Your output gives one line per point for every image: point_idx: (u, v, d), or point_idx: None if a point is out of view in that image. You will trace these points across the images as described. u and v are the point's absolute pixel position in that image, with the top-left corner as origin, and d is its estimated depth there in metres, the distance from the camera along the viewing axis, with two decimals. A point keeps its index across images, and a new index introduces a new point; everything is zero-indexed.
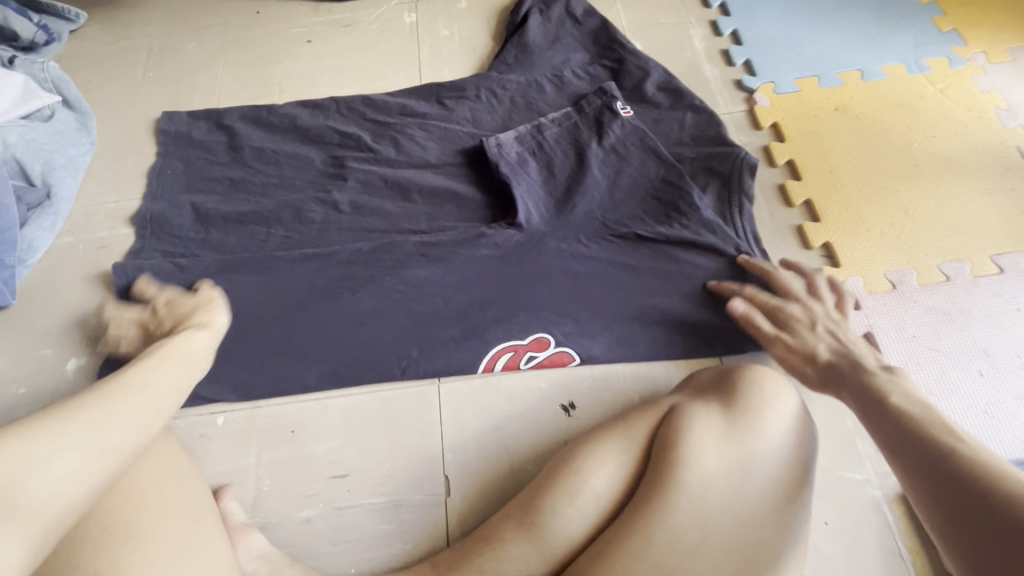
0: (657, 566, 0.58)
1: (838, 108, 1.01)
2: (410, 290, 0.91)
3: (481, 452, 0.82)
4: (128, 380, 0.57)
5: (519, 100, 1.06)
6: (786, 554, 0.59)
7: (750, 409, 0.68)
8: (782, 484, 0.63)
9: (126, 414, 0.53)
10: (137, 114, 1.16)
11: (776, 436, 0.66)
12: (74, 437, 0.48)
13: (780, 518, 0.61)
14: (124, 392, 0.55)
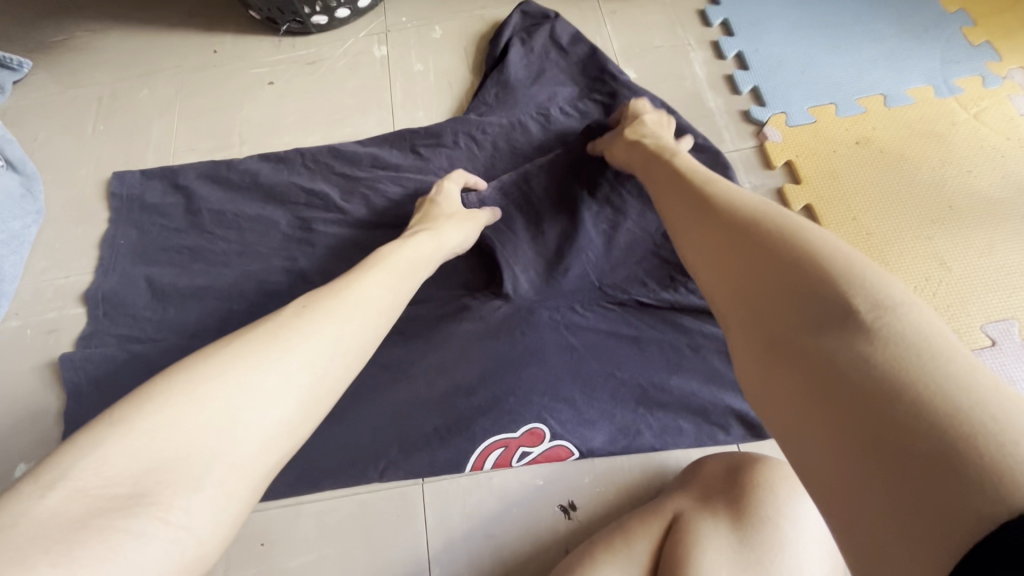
0: None
1: (859, 141, 0.90)
2: (388, 373, 0.81)
3: (472, 564, 0.73)
4: (299, 324, 0.51)
5: (501, 145, 0.95)
6: None
7: (767, 518, 0.59)
8: None
9: (273, 358, 0.47)
10: (87, 174, 1.06)
11: (799, 555, 0.57)
12: (235, 395, 0.44)
13: None
14: (287, 340, 0.49)
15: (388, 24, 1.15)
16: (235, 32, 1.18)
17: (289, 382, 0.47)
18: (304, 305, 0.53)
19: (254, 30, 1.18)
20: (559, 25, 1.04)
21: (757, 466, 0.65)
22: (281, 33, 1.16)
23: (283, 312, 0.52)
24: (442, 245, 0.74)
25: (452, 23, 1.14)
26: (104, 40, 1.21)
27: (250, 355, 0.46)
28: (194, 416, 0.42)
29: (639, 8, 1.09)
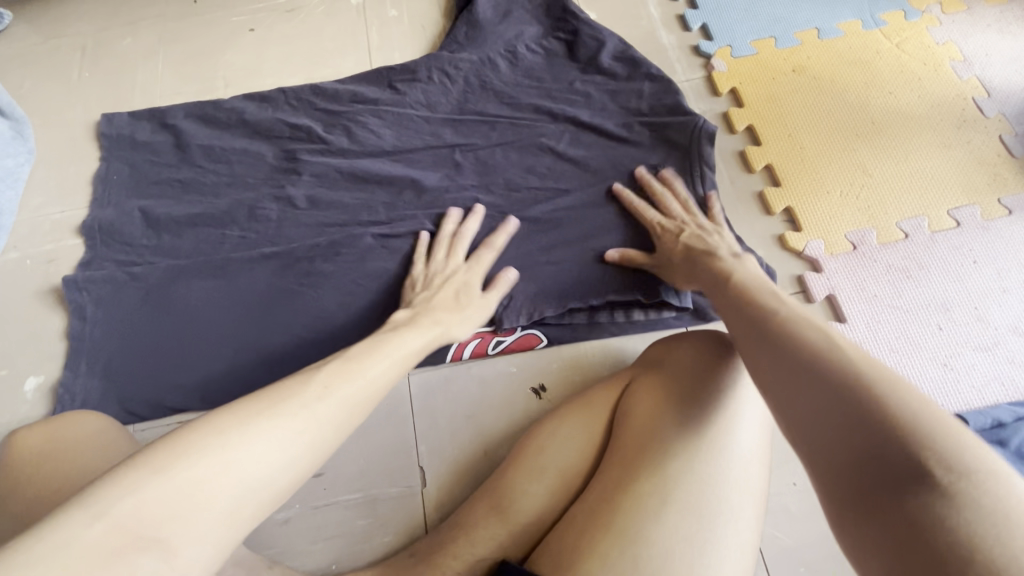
0: (606, 537, 0.59)
1: (796, 69, 0.99)
2: (374, 282, 0.90)
3: (454, 441, 0.81)
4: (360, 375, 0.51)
5: (472, 80, 1.03)
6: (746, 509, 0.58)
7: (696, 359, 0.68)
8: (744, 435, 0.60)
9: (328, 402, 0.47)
10: (76, 117, 1.10)
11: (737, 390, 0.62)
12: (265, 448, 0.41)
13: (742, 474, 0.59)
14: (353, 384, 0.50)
15: None
16: None
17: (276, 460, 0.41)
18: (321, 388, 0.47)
19: None
20: None
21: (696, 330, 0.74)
22: None
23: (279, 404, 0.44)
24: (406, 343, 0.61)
25: None
26: None
27: (265, 421, 0.42)
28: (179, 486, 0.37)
29: None
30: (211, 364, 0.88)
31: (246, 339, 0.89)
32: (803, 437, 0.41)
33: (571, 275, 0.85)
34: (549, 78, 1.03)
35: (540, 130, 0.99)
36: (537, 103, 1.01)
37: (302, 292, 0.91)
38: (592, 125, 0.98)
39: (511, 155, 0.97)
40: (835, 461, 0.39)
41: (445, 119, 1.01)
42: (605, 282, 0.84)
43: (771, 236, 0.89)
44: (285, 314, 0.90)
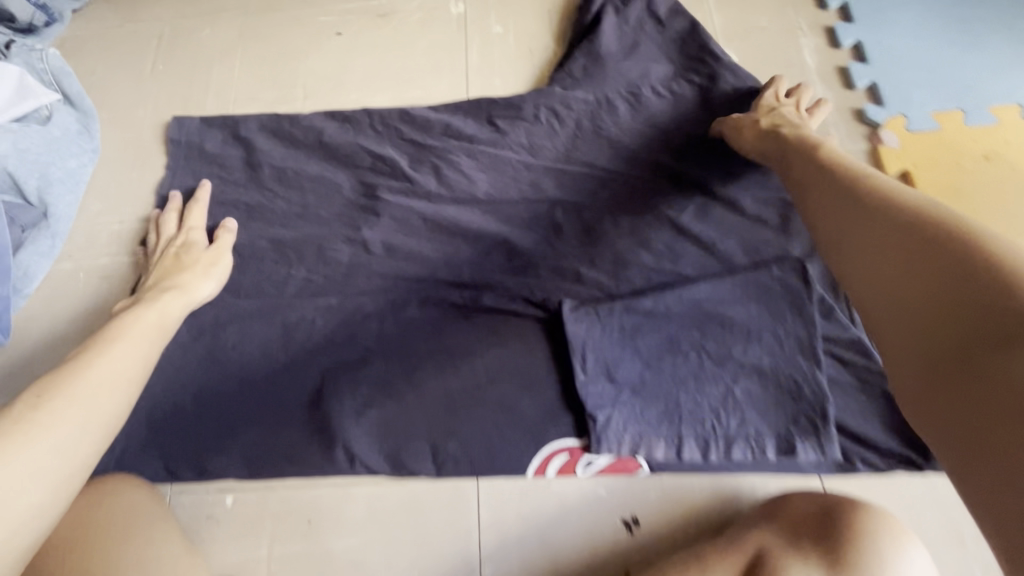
0: None
1: (987, 155, 0.80)
2: (449, 359, 0.78)
3: (524, 569, 0.70)
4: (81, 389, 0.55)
5: (585, 124, 0.88)
6: None
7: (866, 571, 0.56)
8: None
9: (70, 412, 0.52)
10: (146, 116, 1.01)
11: None
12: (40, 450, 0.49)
13: None
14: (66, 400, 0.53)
15: None
16: None
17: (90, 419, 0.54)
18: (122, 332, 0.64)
19: None
20: None
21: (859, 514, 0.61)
22: None
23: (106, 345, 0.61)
24: (190, 302, 0.76)
25: None
26: None
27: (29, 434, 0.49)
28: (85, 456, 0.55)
29: None
30: (257, 430, 0.77)
31: (300, 407, 0.77)
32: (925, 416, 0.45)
33: (684, 395, 0.73)
34: (678, 131, 0.87)
35: (660, 197, 0.84)
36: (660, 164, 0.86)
37: (368, 359, 0.79)
38: (723, 200, 0.83)
39: (623, 223, 0.83)
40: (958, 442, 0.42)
41: (549, 168, 0.87)
42: (727, 410, 0.71)
43: None
44: (345, 382, 0.78)
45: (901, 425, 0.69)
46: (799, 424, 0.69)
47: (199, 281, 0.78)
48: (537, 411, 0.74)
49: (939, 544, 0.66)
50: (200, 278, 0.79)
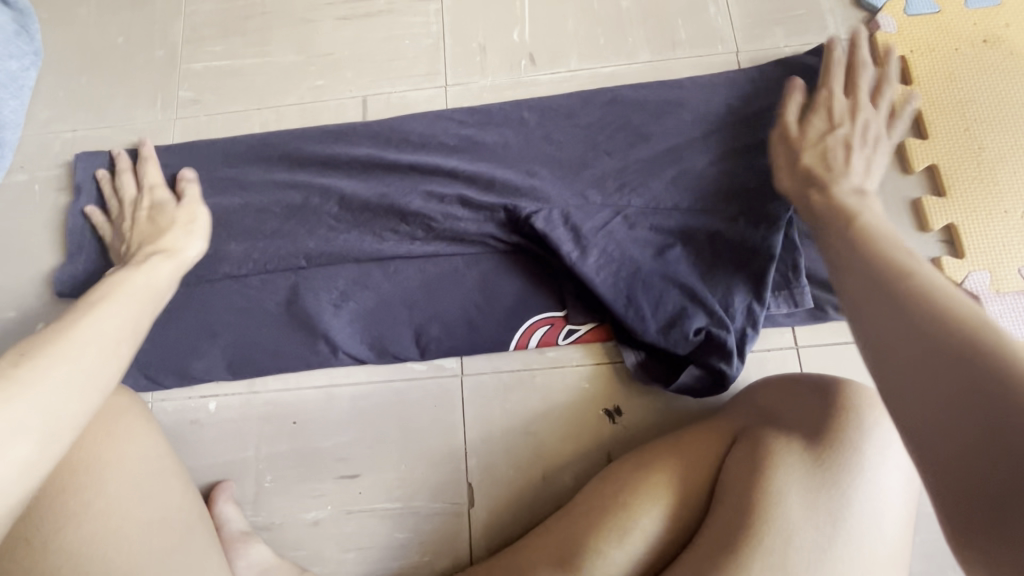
0: None
1: (986, 40, 0.77)
2: (426, 259, 0.76)
3: (508, 458, 0.71)
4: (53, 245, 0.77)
5: (579, 107, 0.79)
6: None
7: (851, 445, 0.53)
8: (885, 540, 0.51)
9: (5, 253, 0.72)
10: (89, 15, 0.93)
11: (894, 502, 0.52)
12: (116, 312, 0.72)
13: None
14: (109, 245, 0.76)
15: None
16: None
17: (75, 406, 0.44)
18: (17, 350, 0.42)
19: None
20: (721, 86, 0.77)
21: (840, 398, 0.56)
22: None
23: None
24: (183, 266, 0.66)
25: None
26: None
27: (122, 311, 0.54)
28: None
29: None
30: (237, 332, 0.76)
31: (277, 306, 0.76)
32: (913, 430, 0.36)
33: (657, 276, 0.69)
34: (700, 121, 0.76)
35: (663, 129, 0.76)
36: (676, 278, 0.69)
37: (345, 258, 0.77)
38: (729, 162, 0.73)
39: (597, 139, 0.77)
40: (953, 461, 0.34)
41: (537, 253, 0.74)
42: (705, 289, 0.68)
43: (923, 259, 0.71)
44: (320, 280, 0.76)
45: None
46: (777, 296, 0.70)
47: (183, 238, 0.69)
48: (518, 307, 0.73)
49: None
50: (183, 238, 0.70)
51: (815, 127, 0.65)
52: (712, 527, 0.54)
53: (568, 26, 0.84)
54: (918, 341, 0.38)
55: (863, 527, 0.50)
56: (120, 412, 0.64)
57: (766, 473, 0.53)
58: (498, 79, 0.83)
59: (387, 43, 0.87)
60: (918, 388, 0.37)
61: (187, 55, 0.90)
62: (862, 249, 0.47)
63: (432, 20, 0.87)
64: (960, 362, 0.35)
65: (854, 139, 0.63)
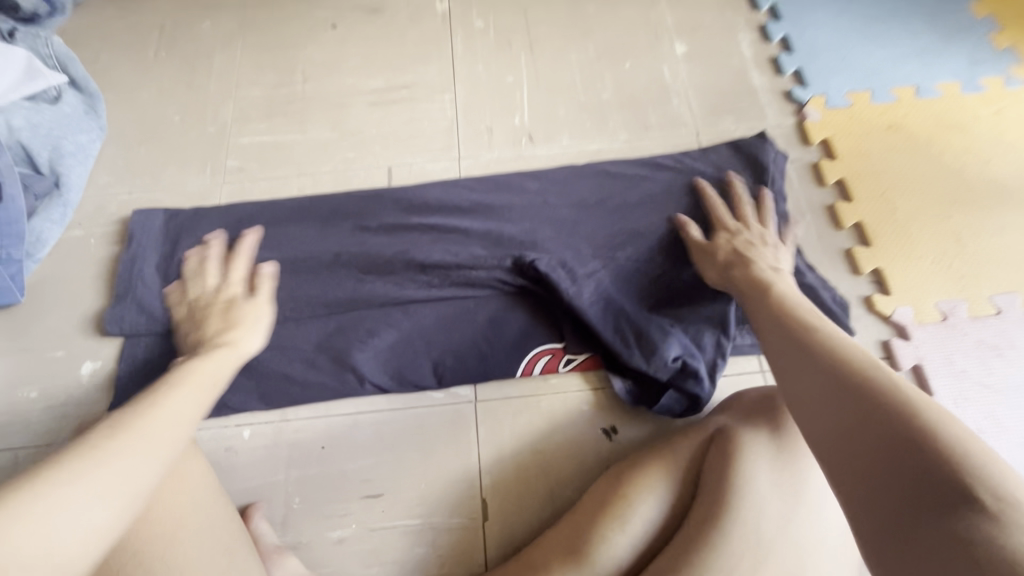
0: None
1: (891, 125, 0.97)
2: (442, 300, 0.87)
3: (518, 474, 0.79)
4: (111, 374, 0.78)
5: (571, 177, 0.95)
6: None
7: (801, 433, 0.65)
8: (832, 511, 0.62)
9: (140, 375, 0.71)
10: (149, 98, 1.09)
11: None
12: None
13: (829, 551, 0.60)
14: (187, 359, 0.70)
15: None
16: None
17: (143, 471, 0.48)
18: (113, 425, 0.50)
19: None
20: (685, 160, 0.95)
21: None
22: None
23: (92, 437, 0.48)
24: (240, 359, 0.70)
25: None
26: None
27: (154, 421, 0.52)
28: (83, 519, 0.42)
29: None
30: (272, 366, 0.85)
31: (310, 344, 0.86)
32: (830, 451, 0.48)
33: (638, 311, 0.82)
34: (670, 188, 0.92)
35: (640, 195, 0.92)
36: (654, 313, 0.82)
37: (371, 301, 0.87)
38: (693, 222, 0.89)
39: (587, 202, 0.92)
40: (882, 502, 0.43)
41: (539, 293, 0.86)
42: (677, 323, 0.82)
43: (859, 297, 0.86)
44: (350, 320, 0.87)
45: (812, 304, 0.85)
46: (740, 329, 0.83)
47: (248, 336, 0.73)
48: (523, 340, 0.85)
49: None
50: (249, 332, 0.73)
51: (722, 239, 0.82)
52: (698, 511, 0.63)
53: (560, 113, 1.03)
54: (833, 392, 0.50)
55: (815, 503, 0.61)
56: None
57: (739, 462, 0.63)
58: (502, 153, 1.00)
59: (409, 124, 1.04)
60: (866, 434, 0.46)
61: (235, 132, 1.05)
62: (776, 322, 0.62)
63: (447, 106, 1.05)
64: (912, 449, 0.43)
65: (755, 243, 0.79)
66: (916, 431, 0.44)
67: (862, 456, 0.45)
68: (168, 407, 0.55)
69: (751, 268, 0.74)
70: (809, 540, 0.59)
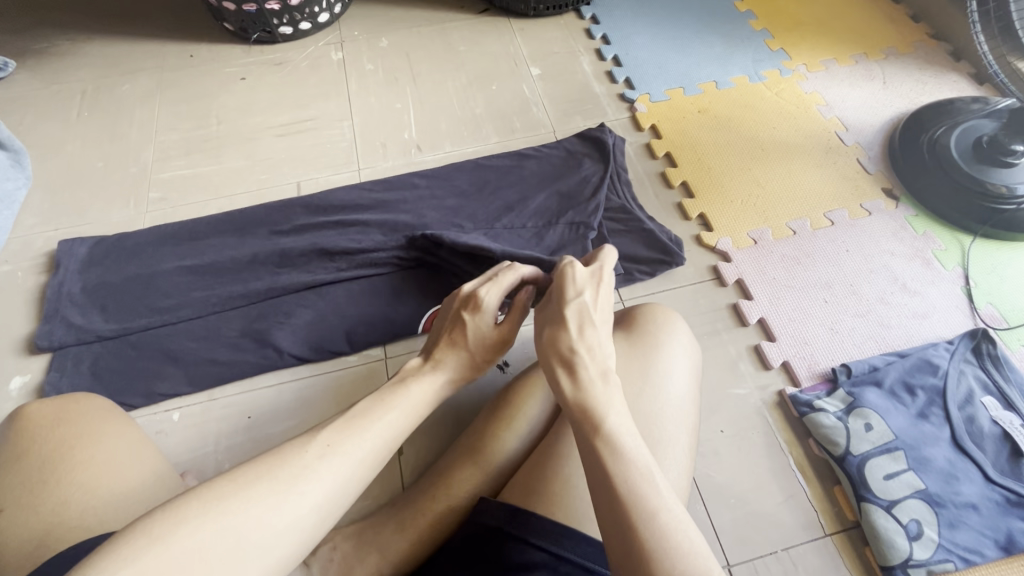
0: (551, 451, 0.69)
1: (701, 110, 1.24)
2: (349, 279, 1.00)
3: (426, 411, 0.91)
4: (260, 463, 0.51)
5: (452, 173, 1.14)
6: (682, 435, 0.69)
7: (649, 325, 0.77)
8: (681, 381, 0.73)
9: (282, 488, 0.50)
10: (73, 150, 1.21)
11: (685, 359, 0.75)
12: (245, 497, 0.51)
13: (681, 412, 0.70)
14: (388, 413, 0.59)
15: (343, 36, 1.41)
16: (209, 42, 1.40)
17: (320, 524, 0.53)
18: (325, 444, 0.54)
19: (226, 40, 1.40)
20: (544, 150, 1.16)
21: (642, 309, 0.81)
22: (250, 41, 1.39)
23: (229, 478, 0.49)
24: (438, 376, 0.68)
25: (396, 35, 1.41)
26: (86, 47, 1.39)
27: (277, 487, 0.49)
28: (213, 539, 0.45)
29: (540, 26, 1.41)
30: (198, 354, 0.94)
31: (232, 331, 0.96)
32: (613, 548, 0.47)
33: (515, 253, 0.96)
34: (534, 172, 1.13)
35: (510, 180, 1.12)
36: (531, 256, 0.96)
37: (285, 288, 0.99)
38: (554, 194, 1.08)
39: (467, 190, 1.11)
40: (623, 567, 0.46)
41: (431, 264, 1.01)
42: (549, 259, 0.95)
43: (690, 235, 1.07)
44: (267, 307, 0.98)
45: (653, 243, 1.03)
46: None
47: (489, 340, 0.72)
48: (421, 301, 0.99)
49: (708, 336, 0.97)
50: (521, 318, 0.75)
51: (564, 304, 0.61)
52: None
53: (442, 127, 1.24)
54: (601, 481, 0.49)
55: (658, 381, 0.71)
56: (114, 418, 0.73)
57: None
58: (396, 162, 1.18)
59: (314, 148, 1.21)
60: (604, 505, 0.49)
61: (156, 169, 1.19)
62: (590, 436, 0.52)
63: (346, 131, 1.23)
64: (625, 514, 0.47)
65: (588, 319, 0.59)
66: (655, 526, 0.46)
67: (615, 541, 0.47)
68: (322, 473, 0.52)
69: (563, 338, 0.58)
70: (662, 402, 0.69)
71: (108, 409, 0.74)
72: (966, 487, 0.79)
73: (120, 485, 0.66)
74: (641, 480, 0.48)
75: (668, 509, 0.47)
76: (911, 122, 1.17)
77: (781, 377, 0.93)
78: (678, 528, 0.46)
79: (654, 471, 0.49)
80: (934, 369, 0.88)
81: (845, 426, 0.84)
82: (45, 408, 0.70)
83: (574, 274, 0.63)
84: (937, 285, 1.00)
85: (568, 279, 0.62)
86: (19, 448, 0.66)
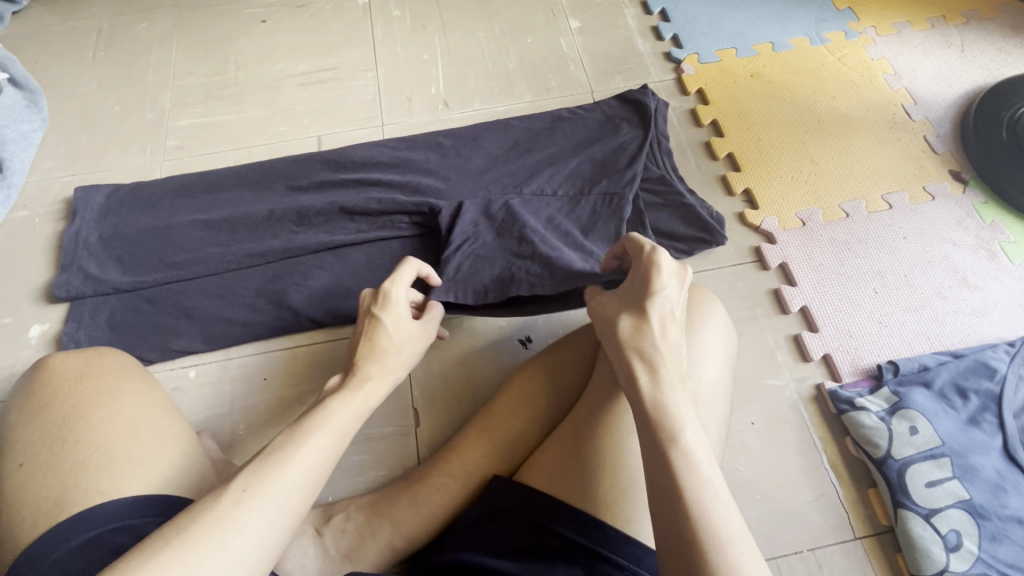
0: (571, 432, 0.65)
1: (753, 75, 1.13)
2: (369, 242, 0.96)
3: (446, 385, 0.88)
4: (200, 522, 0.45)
5: (478, 133, 1.07)
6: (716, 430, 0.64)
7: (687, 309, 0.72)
8: (719, 372, 0.68)
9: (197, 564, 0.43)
10: (91, 92, 1.17)
11: (725, 350, 0.70)
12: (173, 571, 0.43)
13: (718, 406, 0.66)
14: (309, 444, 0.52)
15: None
16: None
17: (297, 498, 0.49)
18: (242, 489, 0.48)
19: None
20: (580, 112, 1.08)
21: None
22: None
23: (220, 497, 0.47)
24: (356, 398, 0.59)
25: None
26: None
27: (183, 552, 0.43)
28: None
29: None
30: (214, 312, 0.92)
31: (248, 290, 0.93)
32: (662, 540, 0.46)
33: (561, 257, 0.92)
34: (569, 136, 1.05)
35: (544, 143, 1.05)
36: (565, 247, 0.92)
37: (304, 248, 0.95)
38: (589, 160, 1.01)
39: (496, 151, 1.04)
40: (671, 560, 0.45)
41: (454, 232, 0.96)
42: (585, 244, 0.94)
43: (733, 213, 1.00)
44: (285, 268, 0.94)
45: (693, 220, 0.96)
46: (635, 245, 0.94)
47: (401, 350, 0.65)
48: None
49: (745, 322, 0.91)
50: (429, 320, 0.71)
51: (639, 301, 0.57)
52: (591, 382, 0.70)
53: (471, 82, 1.16)
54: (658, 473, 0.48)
55: (693, 369, 0.66)
56: (135, 373, 0.70)
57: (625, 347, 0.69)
58: (421, 118, 1.12)
59: (336, 99, 1.15)
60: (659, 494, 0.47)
61: (173, 116, 1.14)
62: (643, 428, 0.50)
63: (370, 82, 1.16)
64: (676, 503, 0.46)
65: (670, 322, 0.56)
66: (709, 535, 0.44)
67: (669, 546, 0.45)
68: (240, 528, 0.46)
69: (643, 335, 0.55)
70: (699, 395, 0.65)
71: (130, 364, 0.70)
72: (1014, 500, 0.74)
73: (135, 439, 0.61)
74: (712, 502, 0.46)
75: (734, 523, 0.45)
76: (989, 99, 1.05)
77: (819, 370, 0.87)
78: (750, 553, 0.44)
79: (725, 490, 0.47)
80: (991, 372, 0.82)
81: (887, 427, 0.79)
82: (66, 360, 0.67)
83: (660, 256, 0.59)
84: (1001, 281, 0.92)
85: (653, 268, 0.58)
86: (38, 400, 0.63)
